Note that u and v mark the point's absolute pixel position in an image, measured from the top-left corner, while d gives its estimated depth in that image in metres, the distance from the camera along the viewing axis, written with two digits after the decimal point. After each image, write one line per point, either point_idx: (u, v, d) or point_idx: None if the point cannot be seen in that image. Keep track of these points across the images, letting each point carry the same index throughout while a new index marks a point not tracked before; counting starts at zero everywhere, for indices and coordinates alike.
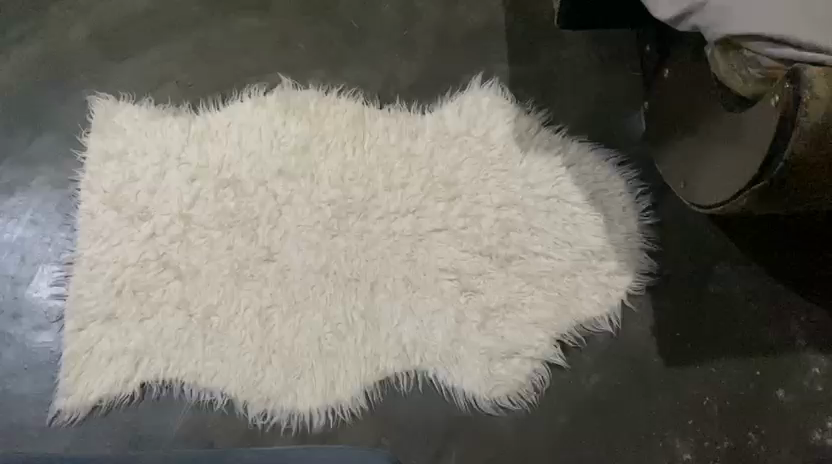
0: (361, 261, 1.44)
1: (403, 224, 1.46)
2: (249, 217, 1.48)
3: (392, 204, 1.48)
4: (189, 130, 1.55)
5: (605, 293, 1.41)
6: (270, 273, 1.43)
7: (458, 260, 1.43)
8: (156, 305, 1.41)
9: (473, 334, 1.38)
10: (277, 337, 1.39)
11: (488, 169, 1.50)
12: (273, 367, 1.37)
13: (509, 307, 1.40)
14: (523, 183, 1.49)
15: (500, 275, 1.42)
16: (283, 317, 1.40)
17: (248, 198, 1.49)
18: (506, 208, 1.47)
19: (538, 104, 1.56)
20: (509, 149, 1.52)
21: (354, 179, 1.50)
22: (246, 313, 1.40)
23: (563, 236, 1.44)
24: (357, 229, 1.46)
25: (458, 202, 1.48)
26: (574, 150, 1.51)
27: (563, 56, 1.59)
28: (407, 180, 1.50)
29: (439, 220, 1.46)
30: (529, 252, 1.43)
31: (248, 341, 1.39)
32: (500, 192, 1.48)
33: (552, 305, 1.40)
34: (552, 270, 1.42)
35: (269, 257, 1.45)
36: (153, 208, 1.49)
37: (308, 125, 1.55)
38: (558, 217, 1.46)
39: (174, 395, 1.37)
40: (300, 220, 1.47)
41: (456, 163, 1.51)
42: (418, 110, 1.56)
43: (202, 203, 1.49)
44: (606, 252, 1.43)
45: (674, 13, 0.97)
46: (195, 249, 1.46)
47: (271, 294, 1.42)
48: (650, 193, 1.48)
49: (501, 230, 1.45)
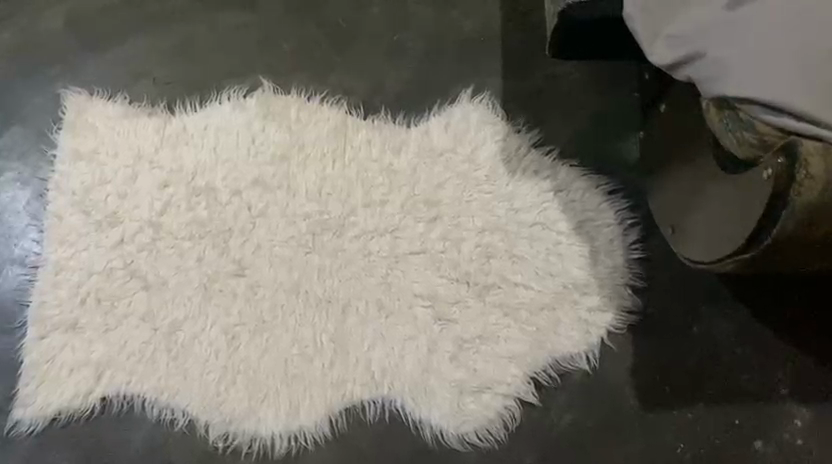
0: (334, 281, 1.39)
1: (379, 245, 1.41)
2: (220, 229, 1.42)
3: (369, 223, 1.42)
4: (163, 132, 1.49)
5: (584, 330, 1.36)
6: (239, 289, 1.39)
7: (435, 286, 1.38)
8: (121, 317, 1.37)
9: (444, 365, 1.34)
10: (242, 357, 1.35)
11: (473, 191, 1.44)
12: (237, 388, 1.33)
13: (484, 339, 1.35)
14: (507, 208, 1.42)
15: (477, 304, 1.37)
16: (250, 336, 1.36)
17: (220, 208, 1.44)
18: (489, 233, 1.41)
19: (530, 123, 1.49)
20: (496, 170, 1.45)
21: (332, 194, 1.44)
22: (212, 330, 1.36)
23: (545, 267, 1.39)
24: (332, 248, 1.41)
25: (439, 224, 1.42)
26: (564, 175, 1.44)
27: (559, 72, 1.51)
28: (387, 197, 1.43)
29: (418, 242, 1.41)
30: (509, 282, 1.38)
31: (213, 359, 1.35)
32: (483, 216, 1.42)
33: (529, 339, 1.35)
34: (531, 302, 1.37)
35: (238, 271, 1.40)
36: (123, 213, 1.43)
37: (287, 132, 1.48)
38: (542, 247, 1.40)
39: (135, 411, 1.33)
40: (273, 235, 1.42)
41: (439, 182, 1.44)
42: (404, 123, 1.49)
43: (173, 210, 1.44)
44: (589, 287, 1.38)
45: (669, 60, 0.89)
46: (163, 258, 1.41)
47: (239, 311, 1.37)
48: (639, 226, 1.42)
49: (482, 257, 1.39)
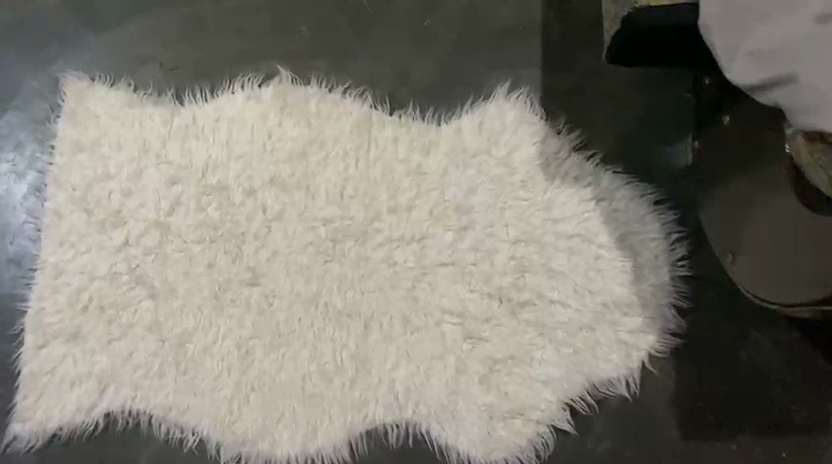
0: (356, 293, 1.29)
1: (405, 255, 1.30)
2: (233, 232, 1.31)
3: (395, 231, 1.31)
4: (171, 123, 1.36)
5: (624, 353, 1.26)
6: (253, 299, 1.29)
7: (465, 301, 1.28)
8: (126, 326, 1.28)
9: (473, 388, 1.25)
10: (256, 373, 1.26)
11: (507, 197, 1.32)
12: (251, 406, 1.25)
13: (516, 361, 1.26)
14: (545, 217, 1.31)
15: (509, 322, 1.27)
16: (265, 351, 1.27)
17: (232, 210, 1.32)
18: (524, 244, 1.30)
19: (571, 123, 1.36)
20: (533, 175, 1.33)
21: (354, 197, 1.32)
22: (224, 343, 1.27)
23: (584, 283, 1.28)
24: (353, 257, 1.30)
25: (470, 233, 1.31)
26: (606, 183, 1.33)
27: (604, 67, 1.38)
28: (414, 202, 1.32)
29: (447, 252, 1.30)
30: (545, 299, 1.28)
31: (225, 375, 1.26)
32: (518, 225, 1.31)
33: (565, 363, 1.25)
34: (568, 322, 1.27)
35: (252, 280, 1.29)
36: (127, 212, 1.32)
37: (306, 128, 1.35)
38: (581, 261, 1.29)
39: (141, 429, 1.25)
40: (290, 241, 1.31)
41: (471, 187, 1.33)
42: (433, 121, 1.37)
43: (182, 211, 1.32)
44: (630, 307, 1.28)
45: (748, 81, 0.78)
46: (171, 263, 1.30)
47: (253, 324, 1.28)
48: (686, 240, 1.31)
49: (516, 271, 1.29)
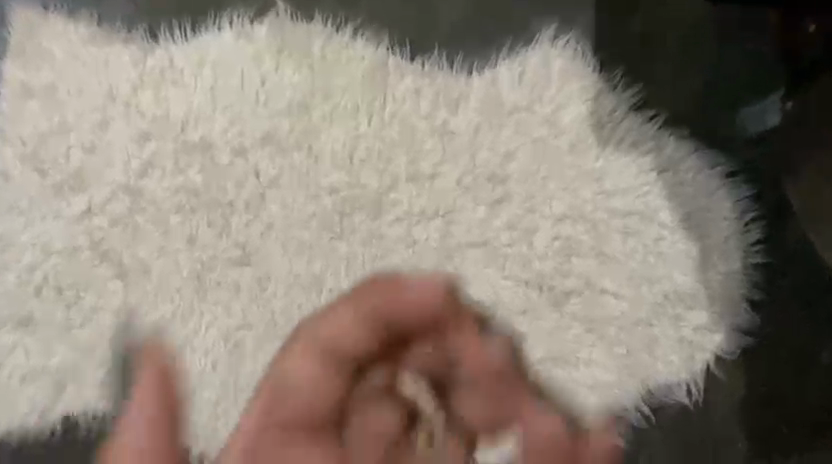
0: (367, 277, 1.07)
1: (427, 232, 1.08)
2: (219, 201, 1.09)
3: (415, 202, 1.08)
4: (143, 65, 1.12)
5: (686, 354, 1.07)
6: (243, 282, 1.07)
7: (498, 289, 1.07)
8: (90, 312, 1.07)
9: None
10: (247, 372, 1.05)
11: (551, 165, 1.10)
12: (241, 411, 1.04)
13: (558, 361, 1.06)
14: (596, 190, 1.09)
15: (550, 315, 1.07)
16: (258, 345, 1.05)
17: (219, 173, 1.09)
18: (569, 222, 1.08)
19: (628, 77, 1.13)
20: (583, 138, 1.10)
21: (367, 160, 1.09)
22: (207, 335, 1.06)
23: (640, 271, 1.08)
24: (365, 233, 1.08)
25: (505, 207, 1.09)
26: (671, 151, 1.10)
27: (671, 10, 1.14)
28: (439, 168, 1.09)
29: (477, 230, 1.08)
30: (595, 288, 1.07)
31: (209, 373, 1.05)
32: (563, 199, 1.09)
33: (616, 365, 1.06)
34: (622, 316, 1.07)
35: (242, 259, 1.07)
36: (90, 172, 1.10)
37: (308, 75, 1.11)
38: (638, 244, 1.08)
39: (107, 436, 1.04)
40: (289, 213, 1.08)
41: (507, 151, 1.10)
42: (464, 73, 1.12)
43: (157, 173, 1.10)
44: (694, 299, 1.08)
45: None
46: (144, 236, 1.08)
47: (243, 312, 1.06)
48: (763, 220, 1.09)
49: (560, 254, 1.08)
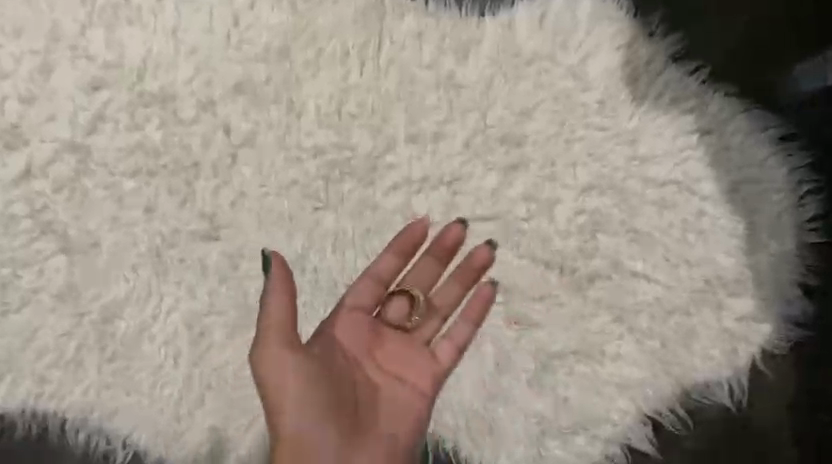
0: (358, 255, 0.92)
1: (428, 203, 0.92)
2: (182, 164, 0.92)
3: (415, 168, 0.92)
4: (92, 2, 0.93)
5: (730, 349, 0.91)
6: (212, 259, 0.91)
7: (512, 269, 0.91)
8: (31, 292, 0.91)
9: (519, 391, 0.90)
10: (215, 364, 0.89)
11: (574, 125, 0.94)
12: (207, 410, 0.89)
13: (580, 356, 0.90)
14: (627, 156, 0.93)
15: (572, 302, 0.91)
16: (228, 333, 0.90)
17: (183, 130, 0.93)
18: (596, 193, 0.92)
19: (669, 22, 0.95)
20: (614, 94, 0.94)
21: (358, 117, 0.93)
22: (168, 321, 0.90)
23: (678, 251, 0.92)
24: (355, 203, 0.92)
25: (521, 175, 0.93)
26: (716, 110, 0.94)
27: None
28: (443, 128, 0.92)
29: (488, 201, 0.92)
30: (624, 271, 0.91)
31: (169, 366, 0.90)
32: (589, 166, 0.93)
33: (649, 361, 0.90)
34: (655, 304, 0.91)
35: (210, 232, 0.91)
36: (29, 127, 0.92)
37: (290, 14, 0.93)
38: (676, 220, 0.92)
39: (50, 438, 0.90)
40: (266, 178, 0.92)
41: (524, 108, 0.93)
42: (476, 13, 0.94)
43: (109, 130, 0.93)
44: (740, 285, 0.92)
45: None
46: (93, 204, 0.92)
47: (211, 294, 0.90)
48: (823, 194, 0.92)
49: (584, 230, 0.92)
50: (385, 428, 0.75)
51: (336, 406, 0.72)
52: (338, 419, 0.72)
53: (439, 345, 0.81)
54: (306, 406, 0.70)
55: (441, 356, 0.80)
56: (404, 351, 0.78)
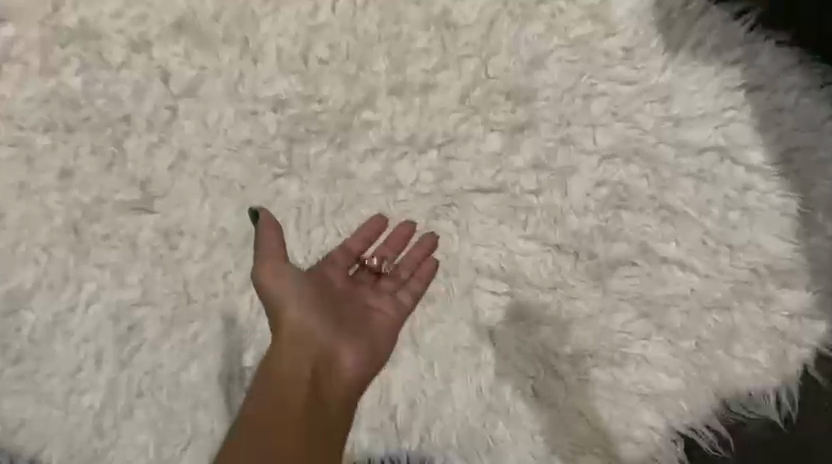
0: (327, 234, 0.74)
1: (415, 171, 0.75)
2: (107, 117, 0.74)
3: (398, 127, 0.75)
4: None
5: (778, 352, 0.74)
6: (145, 235, 0.73)
7: (517, 252, 0.75)
8: None
9: (522, 403, 0.73)
10: (146, 367, 0.72)
11: (594, 78, 0.76)
12: (135, 425, 0.72)
13: (598, 360, 0.74)
14: (658, 116, 0.76)
15: (589, 294, 0.74)
16: (163, 327, 0.72)
17: (110, 76, 0.75)
18: (620, 161, 0.75)
19: None
20: (644, 41, 0.77)
21: (329, 63, 0.75)
22: (88, 312, 0.73)
23: (718, 233, 0.75)
24: (324, 170, 0.74)
25: (528, 138, 0.75)
26: (767, 62, 0.76)
27: None
28: (434, 78, 0.75)
29: (488, 169, 0.75)
30: (653, 256, 0.75)
31: (88, 368, 0.72)
32: (611, 127, 0.76)
33: (682, 365, 0.74)
34: (691, 296, 0.74)
35: (143, 202, 0.73)
36: None
37: None
38: (716, 195, 0.76)
39: None
40: (213, 137, 0.74)
41: (535, 56, 0.76)
42: None
43: (18, 73, 0.74)
44: (794, 275, 0.75)
45: None
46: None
47: (143, 279, 0.73)
48: None
49: (605, 206, 0.75)
50: (385, 342, 0.63)
51: (330, 306, 0.62)
52: (337, 313, 0.61)
53: (406, 294, 0.67)
54: (302, 291, 0.60)
55: (413, 300, 0.67)
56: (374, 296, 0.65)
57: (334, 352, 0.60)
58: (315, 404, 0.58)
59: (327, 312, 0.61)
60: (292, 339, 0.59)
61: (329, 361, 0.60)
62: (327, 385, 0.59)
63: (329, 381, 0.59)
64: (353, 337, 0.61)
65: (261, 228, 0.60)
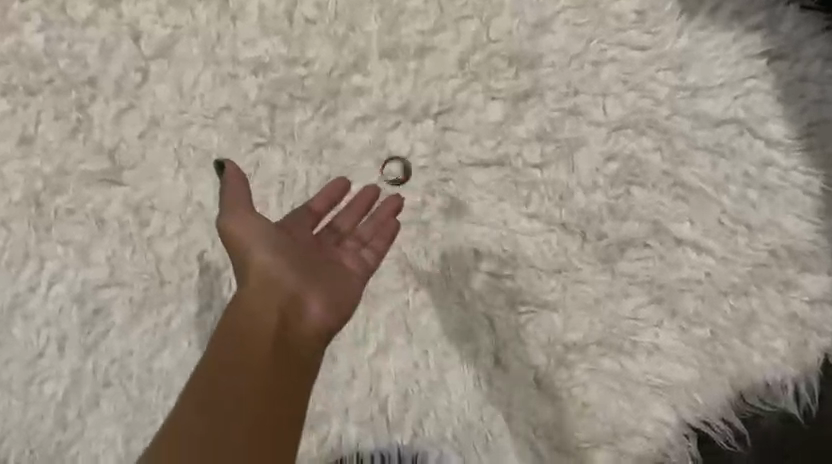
0: None
1: (409, 143, 0.69)
2: (71, 80, 0.68)
3: (391, 94, 0.69)
4: None
5: (798, 342, 0.68)
6: (112, 209, 0.67)
7: (519, 231, 0.69)
8: None
9: (524, 395, 0.68)
10: (114, 353, 0.66)
11: (605, 43, 0.70)
12: (102, 417, 0.66)
13: (605, 348, 0.68)
14: (673, 85, 0.70)
15: (597, 277, 0.69)
16: (132, 311, 0.66)
17: (74, 35, 0.68)
18: (631, 133, 0.70)
19: None
20: (659, 3, 0.70)
21: (316, 23, 0.69)
22: (50, 293, 0.66)
23: (737, 212, 0.69)
24: (310, 140, 0.68)
25: (532, 107, 0.69)
26: (790, 29, 0.70)
27: None
28: (431, 40, 0.69)
29: (488, 140, 0.69)
30: (665, 236, 0.69)
31: (51, 354, 0.66)
32: (621, 97, 0.70)
33: (695, 355, 0.68)
34: (705, 280, 0.69)
35: (110, 174, 0.67)
36: None
37: None
38: (735, 171, 0.70)
39: None
40: (187, 103, 0.68)
41: (540, 18, 0.70)
42: None
43: None
44: (816, 260, 0.69)
45: None
46: None
47: (110, 257, 0.67)
48: None
49: (615, 182, 0.69)
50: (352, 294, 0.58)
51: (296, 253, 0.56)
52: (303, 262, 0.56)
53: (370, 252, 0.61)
54: (269, 235, 0.56)
55: (377, 259, 0.61)
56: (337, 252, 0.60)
57: (302, 297, 0.54)
58: (284, 351, 0.52)
59: (296, 258, 0.56)
60: (257, 285, 0.54)
61: (295, 307, 0.54)
62: (297, 332, 0.54)
63: (298, 327, 0.54)
64: (324, 283, 0.56)
65: (226, 179, 0.57)
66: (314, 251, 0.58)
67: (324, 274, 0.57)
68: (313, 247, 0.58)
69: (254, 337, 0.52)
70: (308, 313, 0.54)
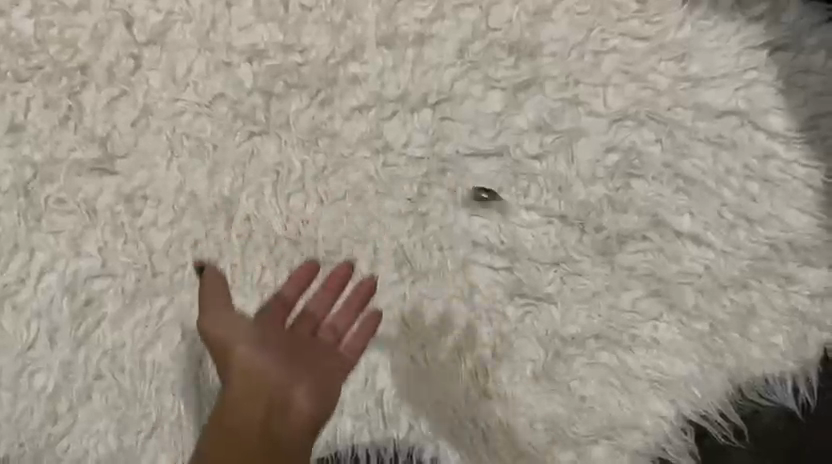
0: (308, 201, 0.67)
1: (407, 133, 0.68)
2: (61, 66, 0.66)
3: (388, 83, 0.68)
4: None
5: (797, 336, 0.67)
6: (104, 199, 0.66)
7: (518, 223, 0.68)
8: None
9: (521, 388, 0.67)
10: (106, 346, 0.65)
11: (606, 32, 0.69)
12: (93, 410, 0.65)
13: (604, 341, 0.68)
14: (674, 76, 0.69)
15: (596, 270, 0.68)
16: (124, 303, 0.65)
17: (65, 20, 0.66)
18: (631, 124, 0.69)
19: None
20: None
21: (312, 10, 0.67)
22: (41, 284, 0.65)
23: (738, 204, 0.69)
24: (306, 129, 0.67)
25: (532, 97, 0.68)
26: (793, 19, 0.69)
27: None
28: (429, 28, 0.68)
29: (487, 130, 0.68)
30: (665, 229, 0.68)
31: (42, 346, 0.65)
32: (622, 87, 0.69)
33: (694, 349, 0.68)
34: (705, 274, 0.68)
35: (102, 163, 0.66)
36: None
37: None
38: (736, 163, 0.69)
39: None
40: (181, 90, 0.67)
41: (541, 7, 0.69)
42: None
43: None
44: (816, 254, 0.68)
45: None
46: None
47: (102, 248, 0.66)
48: None
49: (615, 174, 0.69)
50: (334, 387, 0.58)
51: (277, 348, 0.57)
52: (283, 353, 0.57)
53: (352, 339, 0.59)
54: (247, 332, 0.57)
55: (357, 356, 0.59)
56: (317, 346, 0.58)
57: (285, 394, 0.56)
58: (268, 444, 0.55)
59: (275, 354, 0.57)
60: (242, 377, 0.56)
61: (281, 403, 0.56)
62: (281, 419, 0.56)
63: (283, 416, 0.56)
64: (304, 378, 0.57)
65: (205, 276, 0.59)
66: (292, 341, 0.58)
67: (305, 364, 0.57)
68: (290, 338, 0.58)
69: (242, 429, 0.55)
70: (294, 406, 0.56)
